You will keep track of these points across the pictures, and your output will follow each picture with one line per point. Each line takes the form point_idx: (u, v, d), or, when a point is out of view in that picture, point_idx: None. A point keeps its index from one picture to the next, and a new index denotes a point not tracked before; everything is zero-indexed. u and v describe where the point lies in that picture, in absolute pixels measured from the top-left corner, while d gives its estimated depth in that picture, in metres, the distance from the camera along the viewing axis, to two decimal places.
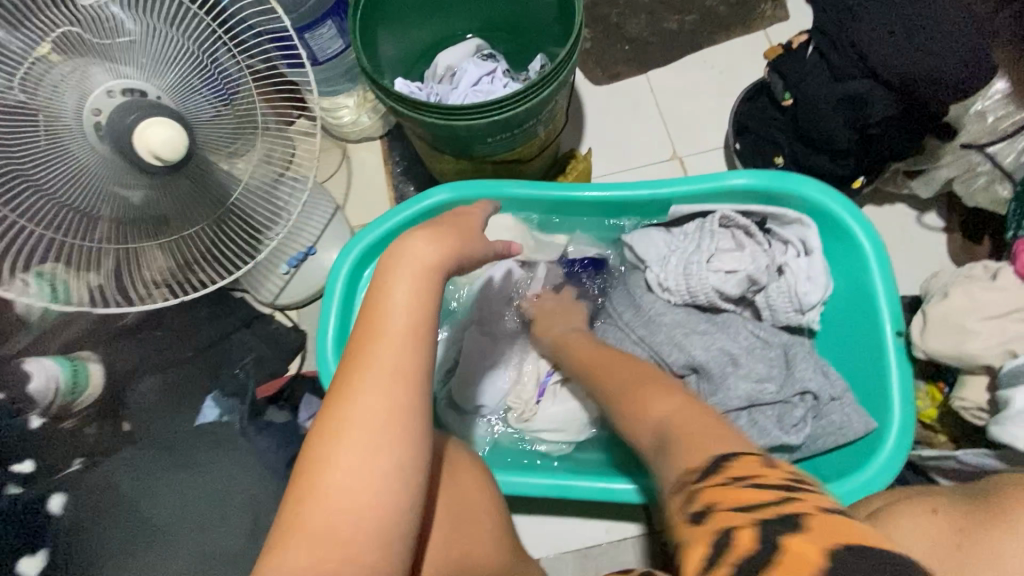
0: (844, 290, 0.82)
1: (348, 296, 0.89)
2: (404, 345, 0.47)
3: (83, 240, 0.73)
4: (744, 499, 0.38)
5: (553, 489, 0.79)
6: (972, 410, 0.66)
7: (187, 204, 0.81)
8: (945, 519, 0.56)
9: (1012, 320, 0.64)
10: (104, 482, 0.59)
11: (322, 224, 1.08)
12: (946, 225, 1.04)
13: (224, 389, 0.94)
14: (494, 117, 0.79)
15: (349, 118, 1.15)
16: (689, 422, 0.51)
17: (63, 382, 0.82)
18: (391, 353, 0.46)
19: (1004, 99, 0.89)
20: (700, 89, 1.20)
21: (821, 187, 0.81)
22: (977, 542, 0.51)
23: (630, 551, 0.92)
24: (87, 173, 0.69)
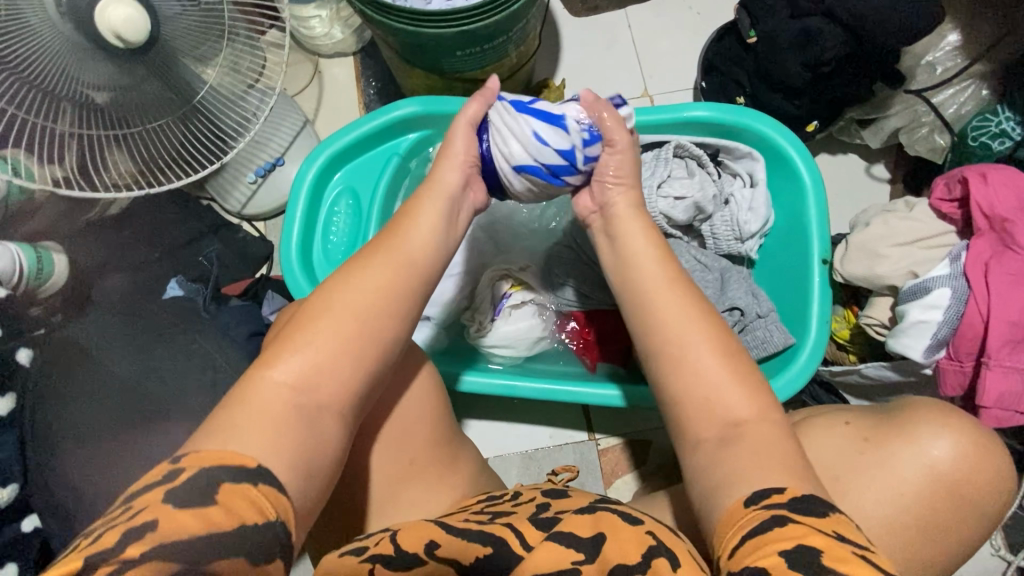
0: (784, 224, 0.88)
1: (313, 202, 0.92)
2: None
3: (48, 121, 0.74)
4: (794, 531, 0.40)
5: (506, 389, 0.86)
6: (875, 327, 0.73)
7: (152, 96, 0.81)
8: (856, 427, 0.61)
9: (919, 246, 0.70)
10: (68, 342, 0.64)
11: (291, 136, 1.09)
12: (891, 176, 1.09)
13: (188, 274, 0.98)
14: (461, 28, 0.80)
15: (321, 29, 1.14)
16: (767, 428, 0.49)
17: (27, 268, 0.84)
18: None
19: (954, 51, 0.93)
20: (676, 29, 1.21)
21: (771, 121, 0.86)
22: (884, 456, 0.58)
23: (569, 454, 1.01)
24: (49, 50, 0.69)
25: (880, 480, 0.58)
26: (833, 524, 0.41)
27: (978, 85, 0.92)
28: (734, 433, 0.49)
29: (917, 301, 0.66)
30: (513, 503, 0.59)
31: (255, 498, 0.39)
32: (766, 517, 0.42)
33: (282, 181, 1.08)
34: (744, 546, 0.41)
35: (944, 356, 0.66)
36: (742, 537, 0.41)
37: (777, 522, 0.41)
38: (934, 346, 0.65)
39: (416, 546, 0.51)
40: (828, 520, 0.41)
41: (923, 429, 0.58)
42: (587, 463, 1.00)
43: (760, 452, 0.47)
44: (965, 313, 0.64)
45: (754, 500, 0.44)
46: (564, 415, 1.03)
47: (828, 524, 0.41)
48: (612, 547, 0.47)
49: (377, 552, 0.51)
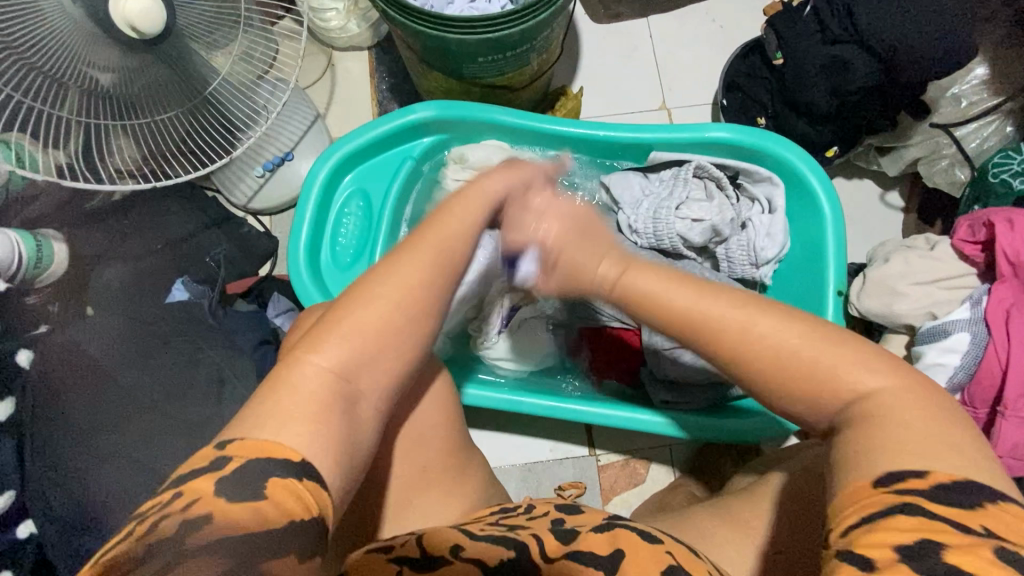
0: (799, 251, 0.88)
1: (323, 203, 0.90)
2: None
3: (53, 108, 0.71)
4: (923, 523, 0.35)
5: (511, 403, 0.85)
6: None
7: (163, 87, 0.79)
8: None
9: (938, 286, 0.70)
10: (70, 344, 0.62)
11: (301, 130, 1.07)
12: (905, 205, 1.08)
13: (193, 275, 0.94)
14: (487, 35, 0.78)
15: (337, 22, 1.11)
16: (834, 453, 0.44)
17: (27, 254, 0.82)
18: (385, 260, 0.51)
19: (982, 85, 0.92)
20: (698, 41, 1.19)
21: (791, 146, 0.85)
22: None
23: (570, 469, 1.00)
24: (57, 36, 0.67)
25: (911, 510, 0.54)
26: (984, 517, 0.35)
27: (1004, 121, 0.91)
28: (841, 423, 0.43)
29: (934, 344, 0.65)
30: (527, 516, 0.58)
31: (296, 489, 0.37)
32: (896, 499, 0.36)
33: (291, 176, 1.06)
34: (859, 529, 0.36)
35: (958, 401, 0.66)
36: (868, 519, 0.36)
37: (904, 510, 0.35)
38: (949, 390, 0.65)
39: (443, 549, 0.50)
40: (977, 515, 0.35)
41: None
42: (587, 478, 1.00)
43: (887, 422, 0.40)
44: (984, 359, 0.63)
45: (883, 478, 0.37)
46: (565, 429, 1.02)
47: (978, 520, 0.35)
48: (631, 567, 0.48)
49: (403, 554, 0.49)
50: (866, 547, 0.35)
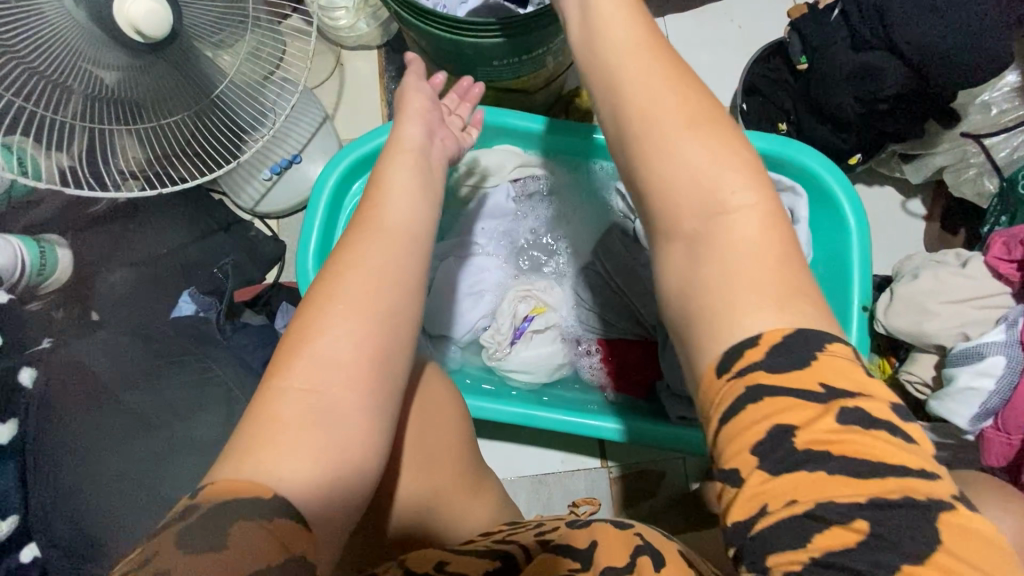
0: (822, 263, 0.85)
1: (332, 209, 0.87)
2: (391, 250, 0.47)
3: (54, 113, 0.69)
4: (766, 405, 0.34)
5: (523, 417, 0.83)
6: (916, 384, 0.70)
7: (170, 93, 0.76)
8: None
9: (972, 306, 0.67)
10: (75, 360, 0.60)
11: (309, 133, 1.04)
12: (927, 213, 1.06)
13: (199, 286, 0.93)
14: (505, 39, 0.76)
15: (346, 22, 1.08)
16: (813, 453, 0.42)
17: (31, 261, 0.81)
18: None
19: (1011, 93, 0.89)
20: (716, 42, 1.16)
21: (817, 155, 0.82)
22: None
23: (581, 481, 0.99)
24: (60, 39, 0.64)
25: None
26: (818, 373, 0.35)
27: None
28: None
29: (968, 367, 0.63)
30: (535, 531, 0.55)
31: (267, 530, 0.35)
32: (742, 389, 0.35)
33: (299, 179, 1.04)
34: (722, 433, 0.36)
35: (989, 425, 0.63)
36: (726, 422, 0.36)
37: (750, 399, 0.35)
38: (981, 415, 0.63)
39: (425, 565, 0.48)
40: (813, 373, 0.35)
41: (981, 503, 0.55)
42: (598, 491, 0.98)
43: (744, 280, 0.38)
44: (1019, 382, 0.61)
45: (721, 365, 0.37)
46: (577, 439, 1.00)
47: (813, 378, 0.35)
48: (602, 553, 0.48)
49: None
50: (730, 454, 0.35)
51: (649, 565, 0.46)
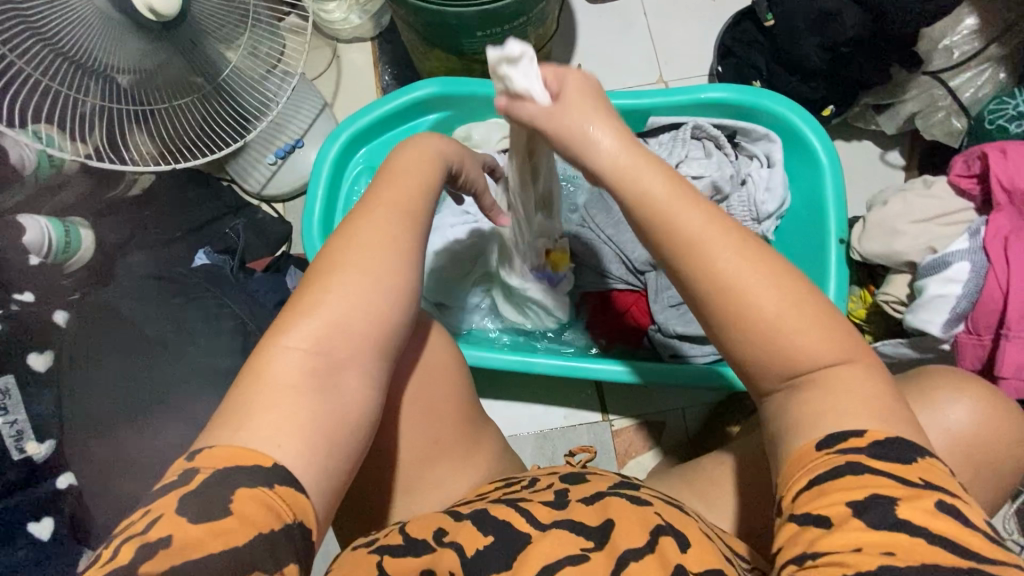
0: (799, 205, 0.89)
1: (333, 180, 0.93)
2: None
3: (78, 94, 0.76)
4: (871, 482, 0.39)
5: (521, 364, 0.87)
6: (893, 304, 0.73)
7: (179, 75, 0.83)
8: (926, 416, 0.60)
9: (938, 223, 0.71)
10: (102, 308, 0.66)
11: (310, 119, 1.11)
12: (906, 163, 1.09)
13: (214, 245, 1.00)
14: (485, 7, 0.82)
15: (340, 15, 1.16)
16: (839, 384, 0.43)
17: (57, 240, 0.86)
18: (399, 205, 0.53)
19: (973, 34, 0.93)
20: (692, 15, 1.22)
21: (786, 102, 0.87)
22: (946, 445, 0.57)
23: (584, 435, 1.02)
24: (82, 25, 0.71)
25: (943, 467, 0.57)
26: (918, 468, 0.39)
27: (997, 69, 0.93)
28: (801, 379, 0.43)
29: (935, 276, 0.66)
30: (530, 490, 0.60)
31: (266, 497, 0.39)
32: (842, 463, 0.40)
33: (301, 163, 1.10)
34: (808, 493, 0.40)
35: (962, 330, 0.66)
36: (817, 483, 0.40)
37: (850, 471, 0.39)
38: (952, 320, 0.66)
39: (425, 532, 0.53)
40: (911, 467, 0.39)
41: (945, 396, 0.58)
42: (601, 444, 1.01)
43: (844, 391, 0.42)
44: (984, 286, 0.64)
45: (826, 442, 0.41)
46: (577, 395, 1.04)
47: (913, 473, 0.39)
48: (620, 533, 0.49)
49: (386, 544, 0.52)
50: (820, 505, 0.39)
51: (671, 543, 0.49)
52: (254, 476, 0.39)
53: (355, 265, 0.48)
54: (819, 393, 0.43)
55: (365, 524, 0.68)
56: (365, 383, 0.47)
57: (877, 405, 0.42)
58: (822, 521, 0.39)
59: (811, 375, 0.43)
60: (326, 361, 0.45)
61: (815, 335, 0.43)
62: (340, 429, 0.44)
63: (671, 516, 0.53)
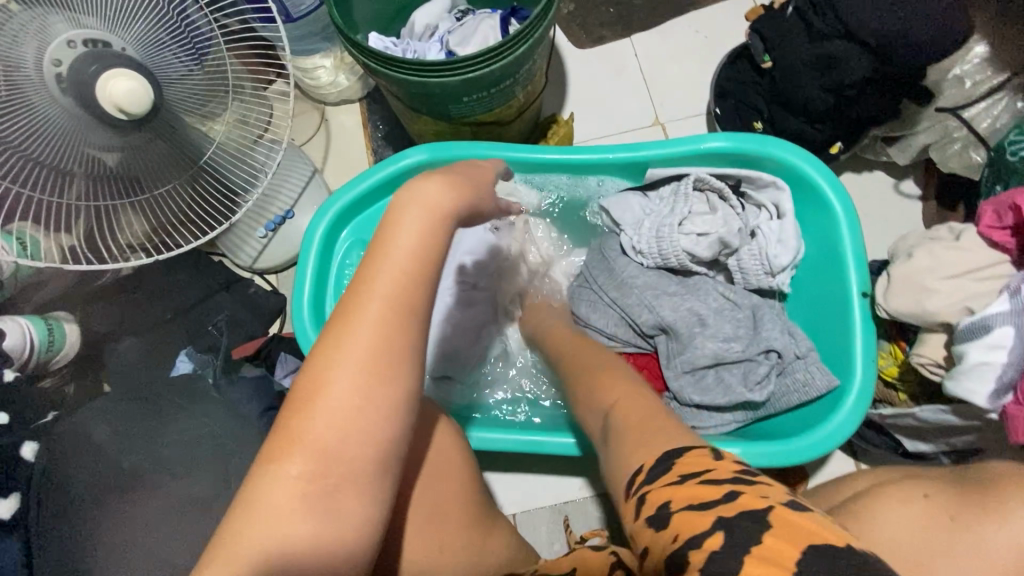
0: (814, 255, 0.84)
1: (322, 256, 0.89)
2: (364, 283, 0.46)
3: (55, 196, 0.72)
4: (692, 502, 0.38)
5: (531, 445, 0.81)
6: (929, 367, 0.68)
7: (160, 163, 0.80)
8: (934, 503, 0.60)
9: (971, 278, 0.65)
10: (75, 430, 0.62)
11: (300, 187, 1.08)
12: (923, 193, 1.04)
13: (198, 346, 0.94)
14: (469, 74, 0.78)
15: (327, 78, 1.14)
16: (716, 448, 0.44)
17: (39, 340, 0.83)
18: None
19: (983, 63, 0.88)
20: (685, 54, 1.19)
21: (795, 149, 0.82)
22: (975, 540, 0.56)
23: (602, 506, 0.95)
24: (52, 126, 0.68)
25: (965, 554, 0.56)
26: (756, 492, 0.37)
27: (1013, 97, 0.87)
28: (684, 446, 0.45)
29: (977, 342, 0.60)
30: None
31: None
32: (674, 499, 0.39)
33: (292, 233, 1.07)
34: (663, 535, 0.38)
35: (1011, 400, 0.60)
36: (663, 522, 0.39)
37: (687, 504, 0.38)
38: (999, 390, 0.60)
39: None
40: (738, 492, 0.38)
41: (1013, 506, 0.56)
42: (620, 515, 0.95)
43: (697, 451, 0.43)
44: None
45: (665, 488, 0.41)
46: (592, 463, 0.97)
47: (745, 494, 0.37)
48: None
49: None
50: (673, 543, 0.37)
51: None
52: None
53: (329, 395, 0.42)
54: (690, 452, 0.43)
55: None
56: (358, 498, 0.41)
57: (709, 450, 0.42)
58: (678, 561, 0.36)
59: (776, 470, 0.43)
60: (300, 519, 0.40)
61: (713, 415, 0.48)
62: None
63: None
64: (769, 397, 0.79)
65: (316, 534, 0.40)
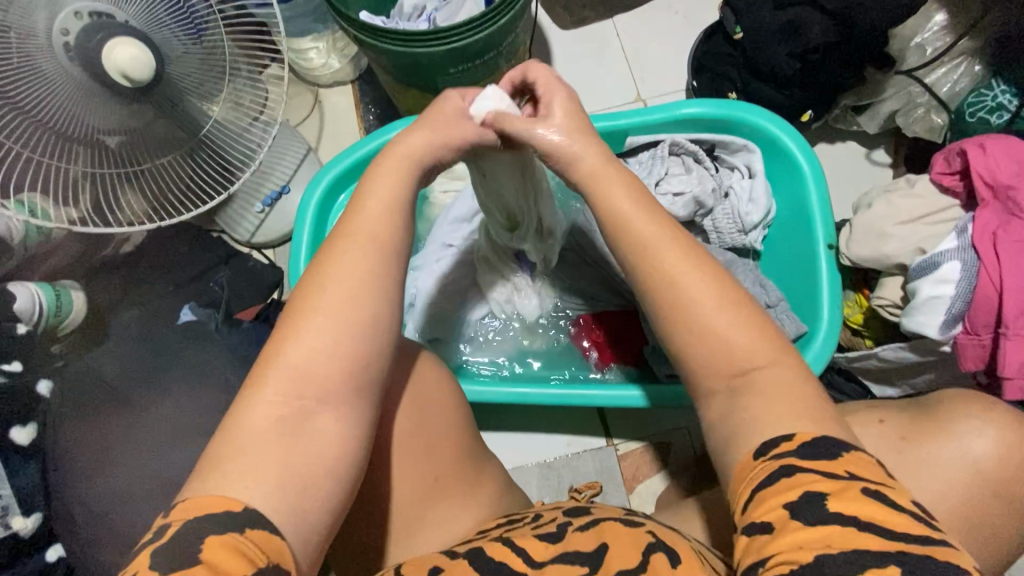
0: (785, 213, 0.88)
1: (318, 223, 0.94)
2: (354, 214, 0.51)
3: (61, 161, 0.77)
4: (802, 478, 0.39)
5: (517, 397, 0.85)
6: (889, 307, 0.72)
7: (158, 134, 0.84)
8: (889, 426, 0.64)
9: (923, 223, 0.70)
10: (85, 375, 0.66)
11: (295, 164, 1.12)
12: (892, 160, 1.08)
13: (200, 300, 1.00)
14: (453, 45, 0.83)
15: (319, 60, 1.18)
16: (784, 396, 0.44)
17: (47, 304, 0.87)
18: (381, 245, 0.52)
19: (942, 30, 0.92)
20: (664, 33, 1.23)
21: (764, 113, 0.87)
22: (923, 457, 0.61)
23: (590, 462, 0.99)
24: (60, 95, 0.71)
25: (913, 473, 0.60)
26: (847, 464, 0.40)
27: (969, 60, 0.91)
28: (741, 382, 0.46)
29: (927, 278, 0.65)
30: (533, 527, 0.58)
31: (239, 544, 0.37)
32: (775, 468, 0.41)
33: (288, 209, 1.11)
34: (754, 500, 0.40)
35: (961, 331, 0.64)
36: (755, 491, 0.41)
37: (784, 473, 0.40)
38: (949, 321, 0.64)
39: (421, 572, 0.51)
40: (839, 461, 0.40)
41: (960, 426, 0.60)
42: (607, 470, 0.99)
43: (772, 402, 0.44)
44: (978, 283, 0.62)
45: (764, 451, 0.42)
46: (580, 421, 1.02)
47: (839, 465, 0.39)
48: (614, 559, 0.49)
49: None
50: (761, 513, 0.39)
51: (664, 561, 0.49)
52: (225, 523, 0.38)
53: (324, 310, 0.46)
54: (754, 401, 0.45)
55: (367, 570, 0.66)
56: (333, 397, 0.45)
57: (798, 412, 0.43)
58: (767, 527, 0.39)
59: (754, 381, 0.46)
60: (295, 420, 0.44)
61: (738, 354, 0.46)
62: (320, 488, 0.43)
63: (669, 536, 0.54)
64: None
65: (309, 434, 0.44)
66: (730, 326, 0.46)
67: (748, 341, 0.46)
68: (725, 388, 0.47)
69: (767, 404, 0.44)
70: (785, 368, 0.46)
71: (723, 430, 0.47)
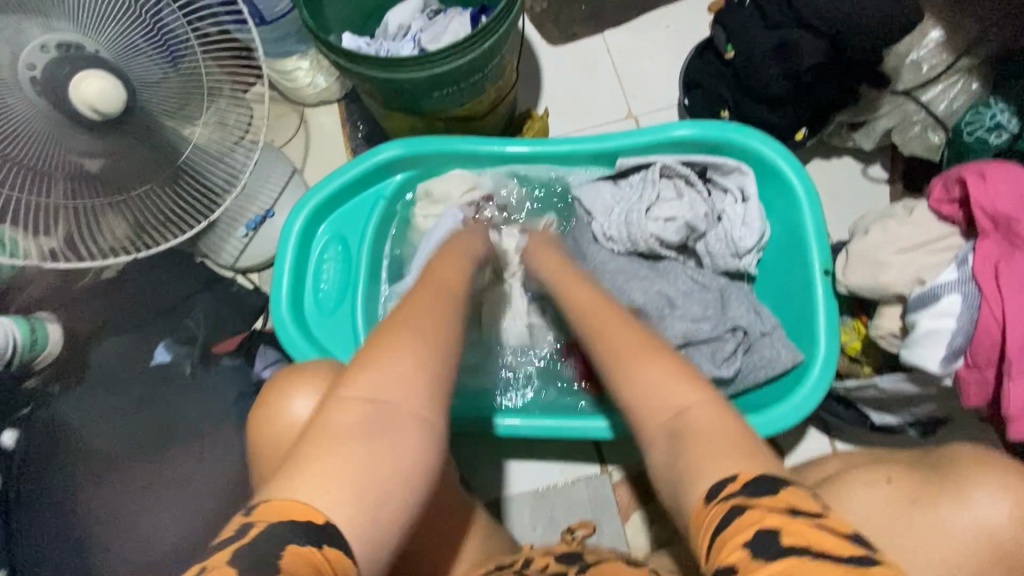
0: (780, 235, 0.86)
1: (300, 251, 0.90)
2: None
3: (38, 195, 0.71)
4: (752, 514, 0.38)
5: (506, 428, 0.83)
6: (887, 338, 0.70)
7: (138, 160, 0.80)
8: (897, 486, 0.61)
9: (922, 252, 0.67)
10: None
11: (281, 185, 1.10)
12: (889, 176, 1.06)
13: (176, 336, 0.95)
14: (437, 70, 0.81)
15: (305, 79, 1.16)
16: (711, 426, 0.45)
17: (21, 340, 0.86)
18: None
19: (940, 47, 0.90)
20: (655, 48, 1.21)
21: (756, 134, 0.84)
22: (933, 520, 0.58)
23: (583, 489, 0.97)
24: (31, 128, 0.69)
25: (922, 537, 0.58)
26: (788, 499, 0.39)
27: (967, 79, 0.90)
28: (675, 425, 0.46)
29: (927, 310, 0.63)
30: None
31: None
32: (726, 508, 0.39)
33: (274, 232, 1.09)
34: (713, 546, 0.39)
35: (962, 365, 0.62)
36: (713, 534, 0.39)
37: (733, 510, 0.39)
38: (951, 355, 0.62)
39: None
40: (781, 495, 0.39)
41: (971, 486, 0.58)
42: (601, 498, 0.96)
43: (702, 436, 0.44)
44: (979, 318, 0.60)
45: (714, 493, 0.41)
46: (573, 448, 0.99)
47: (780, 501, 0.39)
48: None
49: None
50: (722, 556, 0.38)
51: None
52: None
53: None
54: (684, 441, 0.45)
55: None
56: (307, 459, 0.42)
57: (731, 448, 0.43)
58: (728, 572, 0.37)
59: (682, 417, 0.47)
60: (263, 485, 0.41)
61: (667, 392, 0.48)
62: None
63: None
64: (737, 373, 0.81)
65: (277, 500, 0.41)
66: (659, 377, 0.49)
67: (672, 380, 0.49)
68: (663, 432, 0.47)
69: (696, 441, 0.44)
70: (699, 395, 0.47)
71: (669, 469, 0.45)
